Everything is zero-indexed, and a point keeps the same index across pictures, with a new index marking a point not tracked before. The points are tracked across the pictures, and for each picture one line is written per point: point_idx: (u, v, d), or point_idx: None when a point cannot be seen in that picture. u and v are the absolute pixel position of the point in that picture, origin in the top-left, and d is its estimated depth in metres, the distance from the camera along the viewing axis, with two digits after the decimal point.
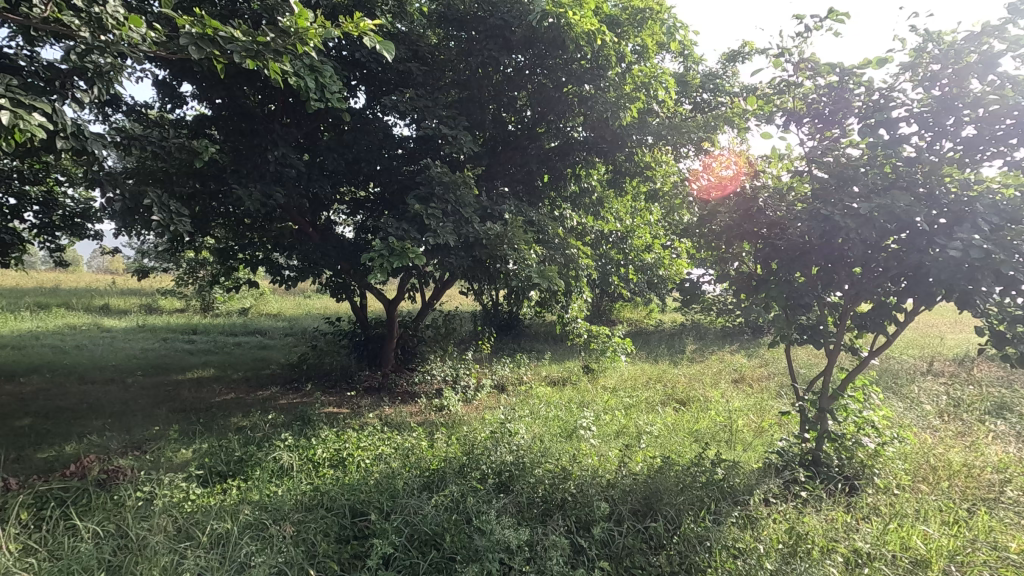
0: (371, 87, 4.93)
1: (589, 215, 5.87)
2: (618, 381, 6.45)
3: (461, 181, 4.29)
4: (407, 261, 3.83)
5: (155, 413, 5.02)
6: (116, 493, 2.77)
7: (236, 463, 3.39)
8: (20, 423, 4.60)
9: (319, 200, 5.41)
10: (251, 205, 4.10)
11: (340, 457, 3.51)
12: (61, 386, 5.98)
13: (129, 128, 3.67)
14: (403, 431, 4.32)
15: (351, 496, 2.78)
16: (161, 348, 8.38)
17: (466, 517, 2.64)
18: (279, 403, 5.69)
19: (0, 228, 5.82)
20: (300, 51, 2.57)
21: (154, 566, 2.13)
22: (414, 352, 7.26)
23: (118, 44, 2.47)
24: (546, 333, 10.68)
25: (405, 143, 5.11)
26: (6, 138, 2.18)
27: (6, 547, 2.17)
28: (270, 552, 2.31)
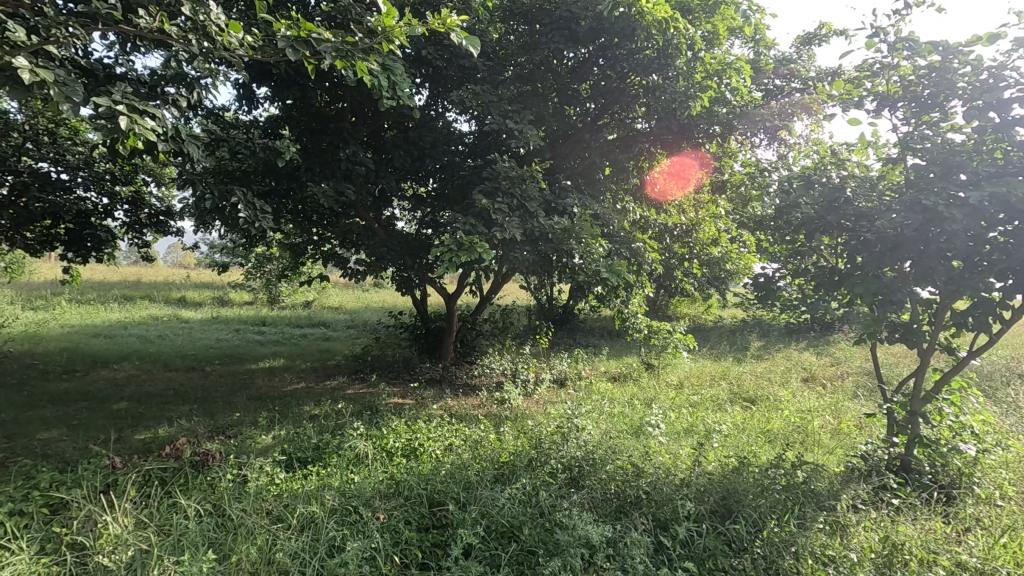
0: (435, 84, 4.99)
1: (651, 208, 5.75)
2: (681, 378, 6.29)
3: (527, 175, 4.28)
4: (475, 256, 3.84)
5: (234, 400, 5.30)
6: (211, 475, 2.94)
7: (314, 450, 3.54)
8: (117, 407, 4.96)
9: (383, 197, 5.54)
10: (325, 202, 4.26)
11: (412, 447, 3.58)
12: (149, 372, 6.42)
13: (216, 130, 3.88)
14: (470, 423, 4.37)
15: (427, 485, 2.85)
16: (235, 339, 8.85)
17: (542, 511, 2.66)
18: (347, 393, 5.89)
19: (96, 227, 6.28)
20: (386, 50, 2.57)
21: (253, 546, 2.26)
22: (473, 345, 7.34)
23: (218, 50, 2.60)
24: (601, 329, 10.54)
25: (467, 138, 5.14)
26: (122, 141, 2.34)
27: (122, 521, 2.34)
28: (357, 538, 2.39)
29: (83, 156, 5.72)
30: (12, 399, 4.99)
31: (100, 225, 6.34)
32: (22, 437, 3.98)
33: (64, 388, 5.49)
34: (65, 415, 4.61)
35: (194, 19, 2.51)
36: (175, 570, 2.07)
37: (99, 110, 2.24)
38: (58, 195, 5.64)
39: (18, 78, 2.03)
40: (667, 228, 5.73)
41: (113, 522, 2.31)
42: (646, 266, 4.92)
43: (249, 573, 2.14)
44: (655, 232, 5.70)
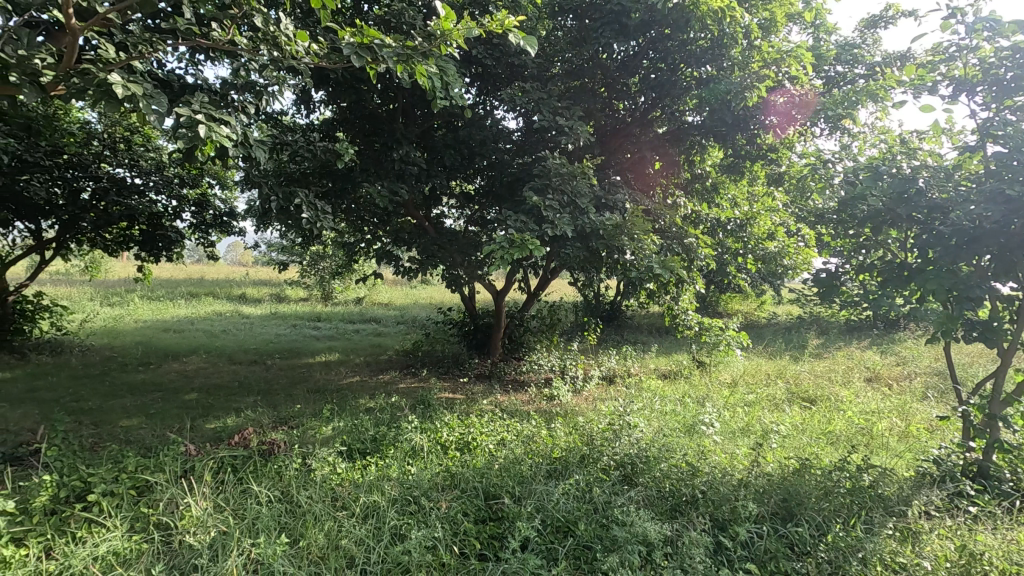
0: (484, 83, 5.02)
1: (703, 203, 5.61)
2: (735, 377, 6.13)
3: (578, 172, 4.27)
4: (527, 253, 3.85)
5: (294, 392, 5.54)
6: (278, 463, 3.09)
7: (372, 442, 3.66)
8: (189, 398, 5.27)
9: (433, 195, 5.65)
10: (380, 201, 4.39)
11: (465, 441, 3.65)
12: (215, 365, 6.79)
13: (279, 134, 4.07)
14: (521, 418, 4.41)
15: (483, 478, 2.90)
16: (292, 334, 9.23)
17: (597, 507, 2.67)
18: (399, 387, 6.05)
19: (167, 228, 6.65)
20: (446, 52, 2.61)
21: (321, 531, 2.37)
22: (520, 341, 7.39)
23: (286, 59, 2.71)
24: (649, 326, 10.38)
25: (515, 135, 5.17)
26: (201, 148, 2.49)
27: (202, 504, 2.50)
28: (420, 527, 2.47)
29: (155, 160, 6.23)
30: (96, 388, 5.39)
31: (170, 226, 6.72)
32: (107, 424, 4.29)
33: (141, 379, 5.88)
34: (143, 404, 4.94)
35: (265, 30, 2.63)
36: (254, 551, 2.20)
37: (181, 119, 2.39)
38: (134, 198, 6.03)
39: (112, 92, 2.19)
40: (720, 222, 5.59)
41: (194, 505, 2.47)
42: (700, 262, 4.82)
43: (319, 557, 2.25)
44: (708, 227, 5.56)
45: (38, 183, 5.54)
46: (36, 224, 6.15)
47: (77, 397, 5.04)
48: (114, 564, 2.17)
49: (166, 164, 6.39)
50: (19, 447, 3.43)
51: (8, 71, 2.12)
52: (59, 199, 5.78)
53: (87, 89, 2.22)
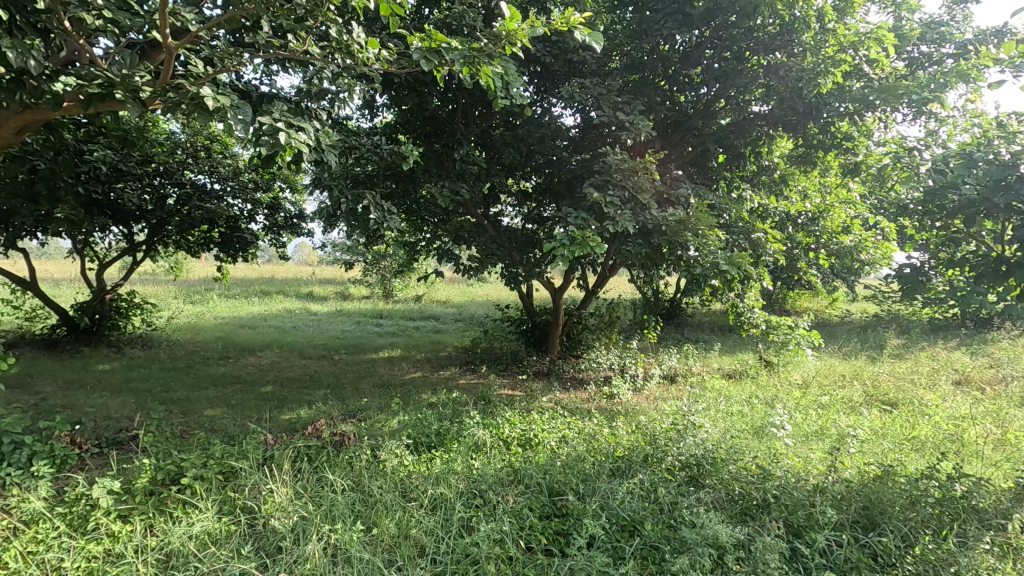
0: (542, 82, 5.02)
1: (771, 196, 5.38)
2: (806, 377, 5.84)
3: (640, 167, 4.20)
4: (588, 250, 3.81)
5: (361, 387, 5.76)
6: (349, 453, 3.23)
7: (437, 435, 3.75)
8: (264, 390, 5.58)
9: (492, 194, 5.70)
10: (442, 200, 4.48)
11: (527, 438, 3.67)
12: (287, 360, 7.16)
13: (347, 138, 4.23)
14: (582, 416, 4.39)
15: (547, 475, 2.92)
16: (357, 331, 9.58)
17: (662, 507, 2.64)
18: (460, 383, 6.16)
19: (243, 230, 7.07)
20: (510, 52, 2.63)
21: (393, 520, 2.46)
22: (579, 339, 7.35)
23: (358, 66, 2.82)
24: (711, 324, 10.07)
25: (574, 132, 5.14)
26: (281, 154, 2.62)
27: (283, 490, 2.65)
28: (487, 520, 2.52)
29: (232, 167, 6.64)
30: (183, 380, 5.82)
31: (246, 228, 7.15)
32: (194, 413, 4.62)
33: (222, 372, 6.29)
34: (225, 395, 5.28)
35: (339, 40, 2.74)
36: (332, 536, 2.31)
37: (263, 127, 2.52)
38: (214, 203, 6.46)
39: (203, 105, 2.34)
40: (789, 216, 5.34)
41: (276, 492, 2.62)
42: (768, 258, 4.63)
43: (391, 545, 2.33)
44: (777, 221, 5.32)
45: (131, 190, 6.03)
46: (130, 228, 6.69)
47: (167, 388, 5.46)
48: (208, 542, 2.33)
49: (242, 170, 6.80)
50: (120, 432, 3.75)
51: (114, 89, 2.30)
52: (148, 205, 6.26)
53: (182, 102, 2.38)
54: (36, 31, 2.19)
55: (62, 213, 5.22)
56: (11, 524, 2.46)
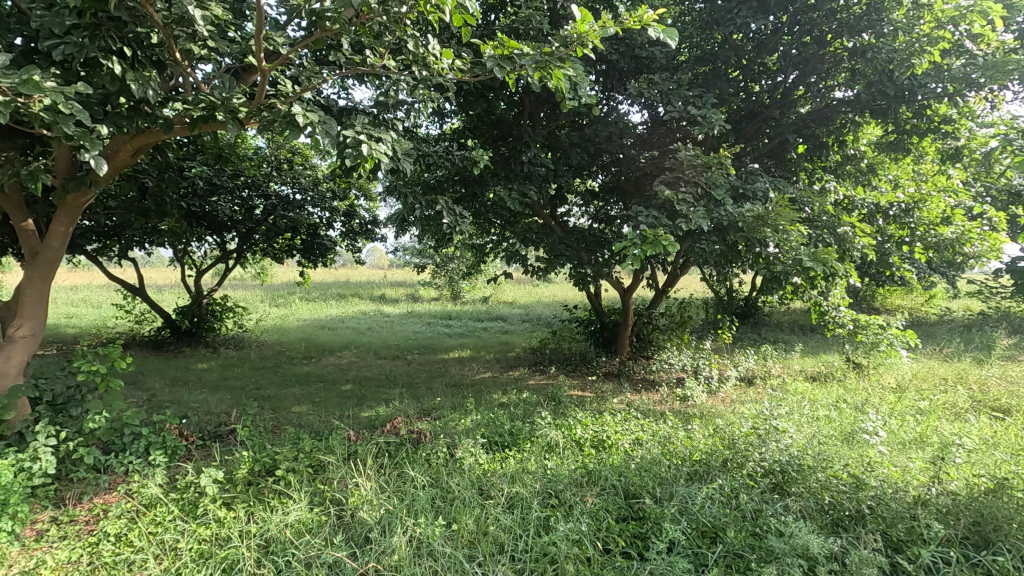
0: (606, 79, 4.89)
1: (858, 187, 5.04)
2: (900, 381, 5.43)
3: (713, 162, 4.05)
4: (660, 249, 3.72)
5: (434, 386, 5.93)
6: (426, 451, 3.33)
7: (510, 435, 3.81)
8: (345, 389, 5.87)
9: (559, 195, 5.71)
10: (511, 203, 4.54)
11: (600, 439, 3.63)
12: (364, 360, 7.50)
13: (420, 145, 4.38)
14: (655, 418, 4.31)
15: (622, 477, 2.90)
16: (428, 332, 9.86)
17: (745, 515, 2.55)
18: (529, 384, 6.20)
19: (322, 236, 7.47)
20: (581, 54, 2.62)
21: (469, 517, 2.53)
22: (649, 339, 7.20)
23: (433, 76, 2.92)
24: (791, 324, 9.56)
25: (642, 129, 5.05)
26: (364, 165, 2.76)
27: (368, 484, 2.79)
28: (564, 520, 2.53)
29: (312, 178, 7.04)
30: (272, 378, 6.23)
31: (325, 235, 7.54)
32: (283, 409, 4.93)
33: (306, 371, 6.68)
34: (310, 393, 5.61)
35: (415, 53, 2.85)
36: (416, 529, 2.41)
37: (348, 140, 2.67)
38: (296, 212, 6.89)
39: (293, 122, 2.52)
40: (879, 208, 4.98)
41: (362, 486, 2.76)
42: (857, 253, 4.35)
43: (471, 540, 2.40)
44: (865, 213, 4.98)
45: (224, 203, 6.53)
46: (223, 238, 7.23)
47: (258, 386, 5.86)
48: (302, 531, 2.49)
49: (320, 180, 7.18)
50: (220, 426, 4.07)
51: (216, 111, 2.52)
52: (238, 215, 6.76)
53: (275, 120, 2.58)
54: (151, 63, 2.44)
55: (167, 226, 5.73)
56: (134, 507, 2.74)
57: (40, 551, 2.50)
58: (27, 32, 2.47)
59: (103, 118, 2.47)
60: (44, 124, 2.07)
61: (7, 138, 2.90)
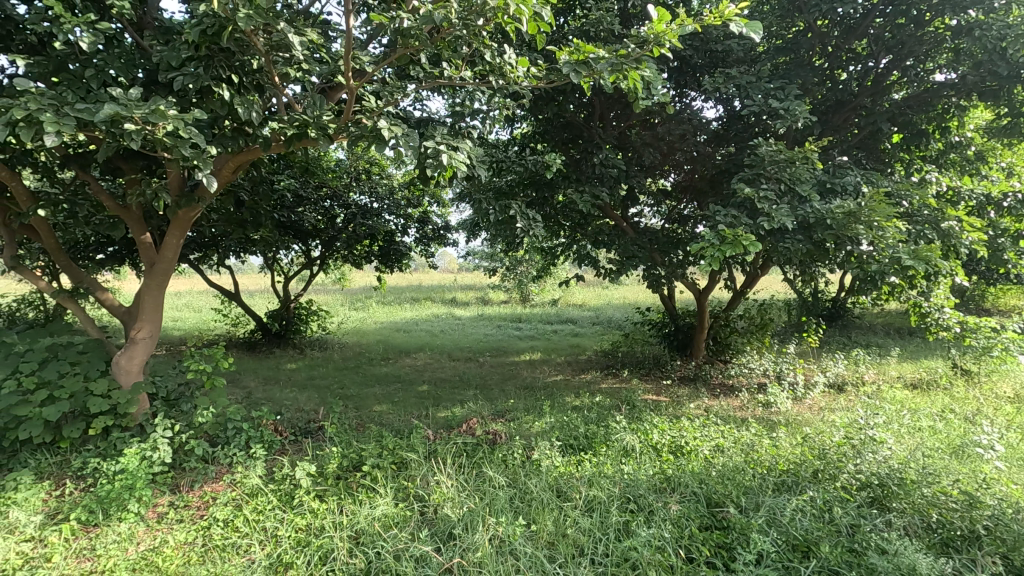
0: (679, 77, 4.69)
1: (965, 177, 4.62)
2: (1018, 390, 4.91)
3: (798, 157, 3.85)
4: (741, 249, 3.57)
5: (507, 388, 6.01)
6: (503, 451, 3.39)
7: (585, 438, 3.80)
8: (421, 389, 6.08)
9: (631, 196, 5.63)
10: (584, 205, 4.52)
11: (678, 445, 3.53)
12: (439, 361, 7.72)
13: (493, 152, 4.47)
14: (737, 425, 4.15)
15: (704, 485, 2.82)
16: (499, 334, 9.99)
17: (840, 529, 2.42)
18: (602, 387, 6.14)
19: (398, 242, 7.77)
20: (658, 54, 2.59)
21: (547, 518, 2.56)
22: (727, 342, 6.94)
23: (510, 85, 2.98)
24: (886, 327, 8.88)
25: (718, 126, 4.89)
26: (443, 174, 2.86)
27: (449, 482, 2.88)
28: (646, 525, 2.50)
29: (388, 187, 7.36)
30: (354, 378, 6.55)
31: (401, 241, 7.85)
32: (366, 408, 5.18)
33: (385, 372, 6.97)
34: (389, 393, 5.85)
35: (492, 63, 2.93)
36: (497, 528, 2.46)
37: (428, 150, 2.78)
38: (374, 219, 7.23)
39: (379, 136, 2.65)
40: (991, 199, 4.54)
41: (444, 483, 2.87)
42: (964, 250, 3.99)
43: (551, 541, 2.43)
44: (974, 206, 4.55)
45: (309, 213, 6.95)
46: (308, 246, 7.68)
47: (342, 385, 6.19)
48: (389, 525, 2.61)
49: (396, 189, 7.48)
50: (310, 423, 4.34)
51: (309, 129, 2.70)
52: (321, 224, 7.18)
53: (362, 135, 2.73)
54: (253, 87, 2.66)
55: (261, 236, 6.19)
56: (239, 496, 2.98)
57: (161, 531, 2.77)
58: (148, 65, 2.77)
59: (212, 140, 2.73)
60: (166, 148, 2.32)
61: (130, 160, 3.33)
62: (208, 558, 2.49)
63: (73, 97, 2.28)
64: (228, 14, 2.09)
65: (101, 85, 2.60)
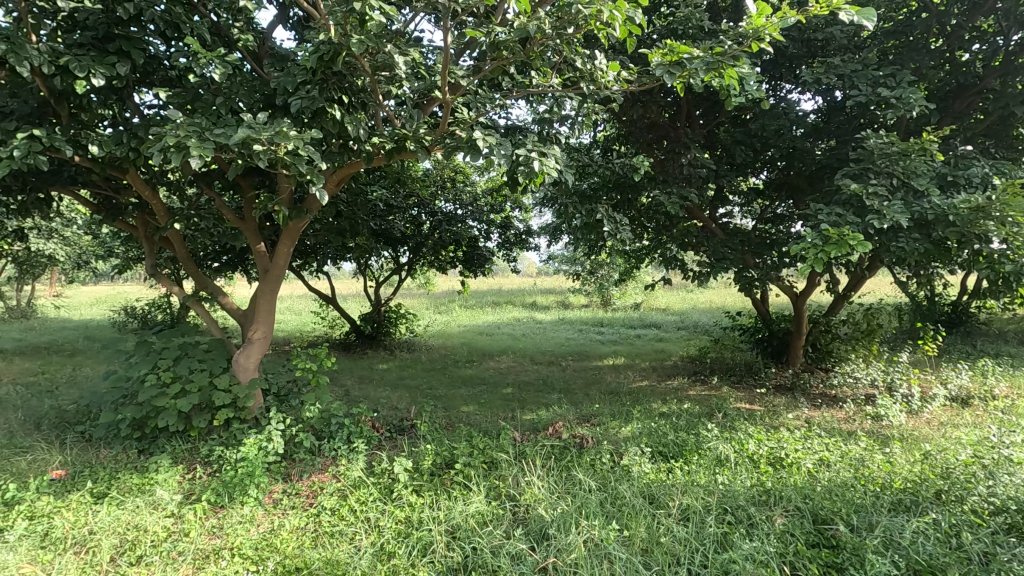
0: (773, 71, 4.51)
1: None
2: None
3: (913, 148, 3.55)
4: (847, 250, 3.34)
5: (591, 393, 5.98)
6: (591, 456, 3.38)
7: (675, 445, 3.70)
8: (506, 392, 6.17)
9: (720, 195, 5.43)
10: (672, 207, 4.41)
11: (778, 457, 3.34)
12: (522, 365, 7.82)
13: (579, 156, 4.50)
14: (843, 438, 3.87)
15: (809, 500, 2.66)
16: (581, 338, 9.95)
17: (971, 557, 2.20)
18: (691, 394, 5.94)
19: (482, 248, 7.98)
20: (757, 49, 2.50)
21: (640, 525, 2.53)
22: (828, 349, 6.49)
23: (600, 90, 3.00)
24: (1018, 335, 7.92)
25: (818, 119, 4.61)
26: (533, 181, 2.93)
27: (540, 484, 2.94)
28: (747, 538, 2.42)
29: (472, 194, 7.58)
30: (443, 379, 6.79)
31: (484, 246, 8.05)
32: (454, 408, 5.36)
33: (471, 374, 7.17)
34: (475, 394, 6.01)
35: (582, 69, 2.96)
36: (591, 531, 2.47)
37: (519, 158, 2.85)
38: (458, 226, 7.47)
39: (473, 146, 2.76)
40: None
41: (534, 485, 2.92)
42: None
43: (645, 548, 2.40)
44: None
45: (399, 221, 7.30)
46: (398, 252, 8.05)
47: (431, 386, 6.43)
48: (483, 522, 2.70)
49: (480, 196, 7.69)
50: (404, 420, 4.55)
51: (407, 142, 2.87)
52: (410, 231, 7.52)
53: (456, 145, 2.86)
54: (359, 105, 2.86)
55: (357, 243, 6.58)
56: (344, 486, 3.20)
57: (278, 515, 3.02)
58: (267, 91, 3.06)
59: (322, 155, 2.97)
60: (286, 165, 2.55)
61: (248, 177, 3.69)
62: (319, 542, 2.68)
63: (210, 123, 2.57)
64: (342, 40, 2.28)
65: (229, 111, 2.91)
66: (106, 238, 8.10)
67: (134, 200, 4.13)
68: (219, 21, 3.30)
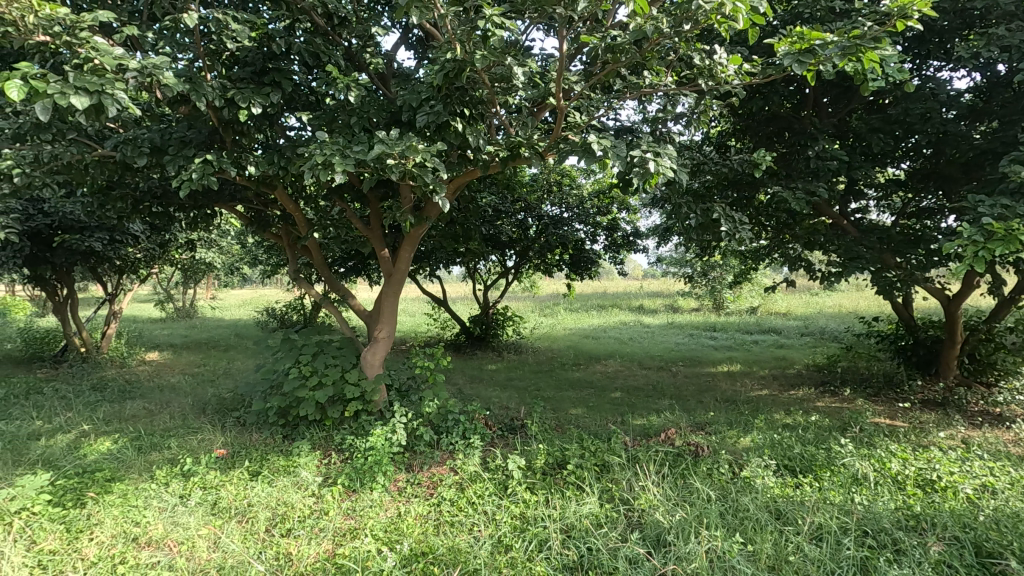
0: (919, 49, 4.06)
1: None
2: None
3: None
4: (1018, 246, 2.91)
5: (705, 400, 5.72)
6: (707, 465, 3.25)
7: (802, 459, 3.45)
8: (614, 396, 6.09)
9: (853, 189, 4.96)
10: (798, 203, 4.11)
11: (927, 480, 2.98)
12: (630, 369, 7.68)
13: (694, 154, 4.34)
14: (1012, 463, 3.36)
15: (968, 530, 2.37)
16: (691, 343, 9.55)
17: None
18: (818, 406, 5.47)
19: (588, 251, 7.96)
20: (902, 28, 2.30)
21: (766, 540, 2.40)
22: (989, 361, 5.66)
23: (718, 86, 2.91)
24: None
25: (976, 99, 4.08)
26: (645, 181, 2.90)
27: (655, 489, 2.88)
28: (894, 566, 2.20)
29: (578, 197, 7.60)
30: (550, 382, 6.85)
31: (590, 249, 8.03)
32: (563, 410, 5.40)
33: (579, 376, 7.16)
34: (584, 398, 5.99)
35: (699, 66, 2.89)
36: (712, 542, 2.39)
37: (632, 159, 2.84)
38: (565, 229, 7.52)
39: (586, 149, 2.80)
40: None
41: (650, 490, 2.87)
42: None
43: (772, 565, 2.27)
44: None
45: (507, 225, 7.51)
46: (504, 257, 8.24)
47: (539, 387, 6.53)
48: (598, 523, 2.71)
49: (586, 199, 7.69)
50: (515, 420, 4.67)
51: (522, 149, 2.97)
52: (518, 235, 7.70)
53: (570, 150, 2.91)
54: (477, 117, 3.02)
55: (469, 248, 6.86)
56: (462, 479, 3.36)
57: (403, 502, 3.24)
58: (394, 108, 3.31)
59: (443, 165, 3.16)
60: (413, 176, 2.75)
61: (375, 188, 4.02)
62: (441, 530, 2.85)
63: (348, 142, 2.84)
64: (466, 57, 2.44)
65: (363, 129, 3.19)
66: (252, 247, 9.15)
67: (279, 212, 4.66)
68: (353, 48, 3.64)
